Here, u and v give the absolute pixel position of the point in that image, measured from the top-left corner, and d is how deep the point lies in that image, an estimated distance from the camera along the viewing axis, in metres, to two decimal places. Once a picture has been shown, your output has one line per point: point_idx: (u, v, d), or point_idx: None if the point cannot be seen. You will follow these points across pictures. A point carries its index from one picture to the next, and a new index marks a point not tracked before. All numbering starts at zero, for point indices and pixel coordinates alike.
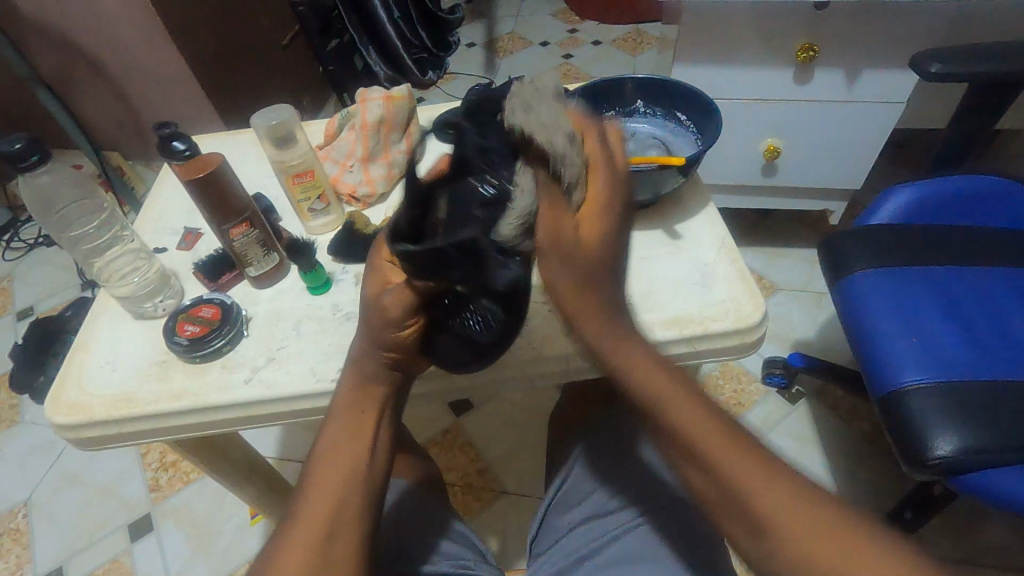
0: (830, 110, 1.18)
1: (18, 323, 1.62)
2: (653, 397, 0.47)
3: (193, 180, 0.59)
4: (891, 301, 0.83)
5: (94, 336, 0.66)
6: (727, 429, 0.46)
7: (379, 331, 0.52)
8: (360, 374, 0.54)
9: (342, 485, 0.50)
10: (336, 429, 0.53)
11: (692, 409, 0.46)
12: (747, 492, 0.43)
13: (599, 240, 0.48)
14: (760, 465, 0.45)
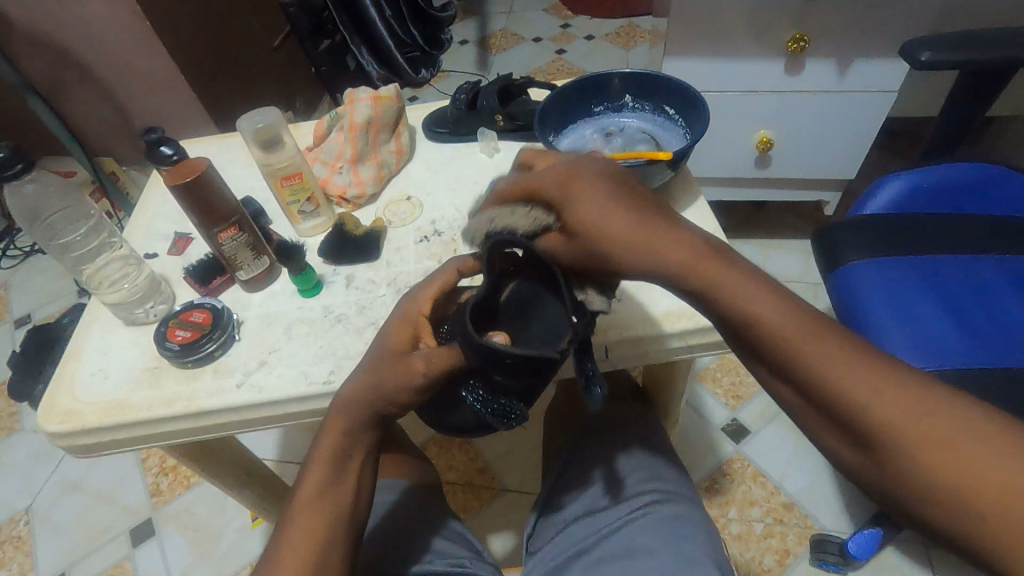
0: (822, 101, 1.18)
1: (15, 331, 1.63)
2: (731, 303, 0.39)
3: (179, 185, 0.59)
4: (886, 292, 0.83)
5: (86, 344, 0.66)
6: (829, 331, 0.37)
7: (392, 391, 0.50)
8: (343, 416, 0.52)
9: (320, 531, 0.49)
10: (315, 471, 0.51)
11: (779, 310, 0.38)
12: (851, 398, 0.36)
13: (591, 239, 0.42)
14: (880, 372, 0.36)
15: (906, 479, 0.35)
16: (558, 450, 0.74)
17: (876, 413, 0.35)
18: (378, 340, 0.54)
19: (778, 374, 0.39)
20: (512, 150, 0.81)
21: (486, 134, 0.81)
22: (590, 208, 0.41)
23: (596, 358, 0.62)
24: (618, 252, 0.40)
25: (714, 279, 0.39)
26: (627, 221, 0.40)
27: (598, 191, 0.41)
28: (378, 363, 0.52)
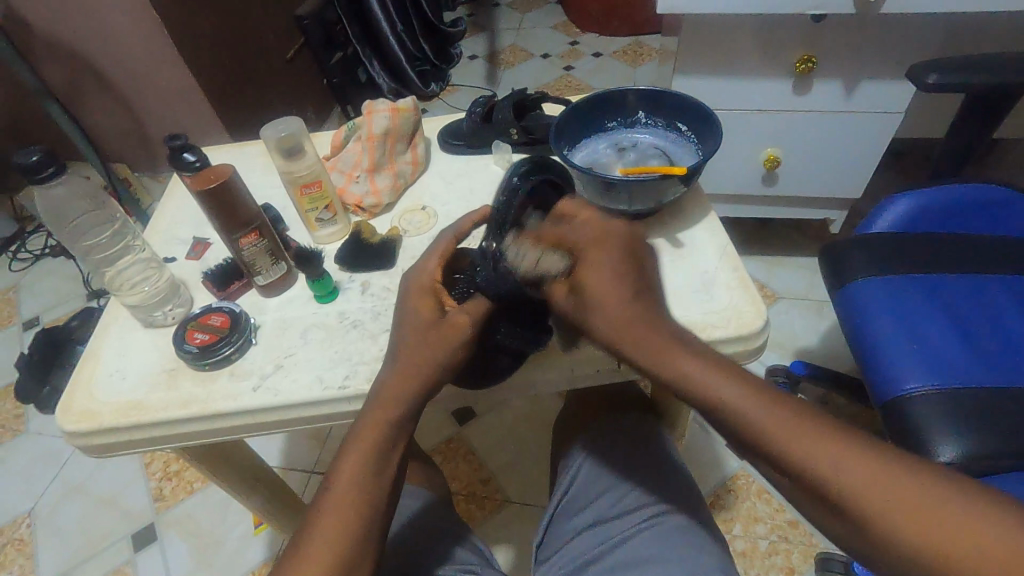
0: (828, 120, 1.20)
1: (24, 334, 1.64)
2: (685, 375, 0.46)
3: (204, 191, 0.60)
4: (894, 310, 0.84)
5: (104, 345, 0.67)
6: (796, 411, 0.42)
7: (443, 350, 0.53)
8: (386, 398, 0.53)
9: (354, 516, 0.49)
10: (356, 453, 0.51)
11: (731, 384, 0.44)
12: (830, 481, 0.39)
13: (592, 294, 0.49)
14: (830, 436, 0.40)
15: (874, 540, 0.37)
16: (567, 458, 0.74)
17: (840, 477, 0.38)
18: (398, 320, 0.57)
19: (754, 453, 0.43)
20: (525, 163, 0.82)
21: (501, 147, 0.83)
22: (604, 300, 0.49)
23: (608, 369, 0.62)
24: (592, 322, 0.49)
25: (653, 348, 0.47)
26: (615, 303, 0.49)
27: (603, 275, 0.50)
28: (415, 336, 0.54)
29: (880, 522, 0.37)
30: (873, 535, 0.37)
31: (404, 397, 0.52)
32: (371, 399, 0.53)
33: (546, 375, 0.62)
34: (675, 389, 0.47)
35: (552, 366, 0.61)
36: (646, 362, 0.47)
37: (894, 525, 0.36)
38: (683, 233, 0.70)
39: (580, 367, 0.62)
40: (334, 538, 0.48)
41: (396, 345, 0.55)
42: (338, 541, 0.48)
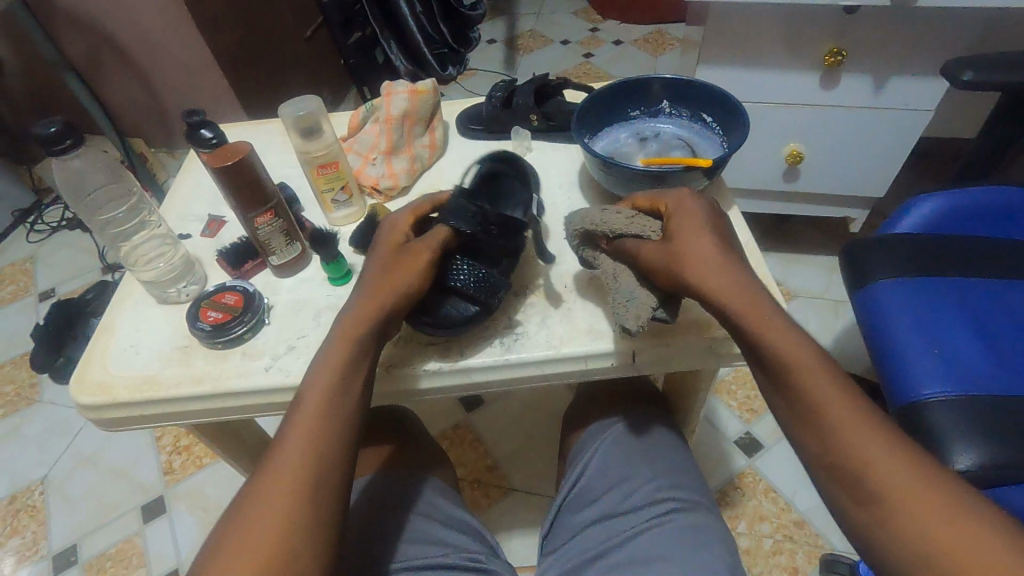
0: (855, 116, 1.17)
1: (40, 304, 1.66)
2: (763, 331, 0.47)
3: (221, 168, 0.59)
4: (915, 313, 0.82)
5: (119, 320, 0.67)
6: (863, 408, 0.44)
7: (405, 281, 0.55)
8: (351, 324, 0.53)
9: (317, 437, 0.47)
10: (322, 376, 0.50)
11: (805, 352, 0.46)
12: (881, 483, 0.40)
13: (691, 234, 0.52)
14: (883, 435, 0.42)
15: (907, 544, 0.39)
16: (576, 451, 0.74)
17: (892, 482, 0.40)
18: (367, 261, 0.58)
19: (809, 434, 0.44)
20: (543, 151, 0.81)
21: (519, 133, 0.81)
22: (695, 238, 0.51)
23: (622, 363, 0.61)
24: (686, 269, 0.50)
25: (759, 316, 0.48)
26: (711, 250, 0.50)
27: (694, 220, 0.53)
28: (380, 267, 0.56)
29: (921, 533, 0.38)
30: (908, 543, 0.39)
31: (365, 322, 0.53)
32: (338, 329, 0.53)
33: (559, 366, 0.61)
34: (761, 359, 0.48)
35: (565, 358, 0.60)
36: (753, 333, 0.48)
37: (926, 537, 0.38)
38: None
39: (595, 359, 0.60)
40: (296, 452, 0.46)
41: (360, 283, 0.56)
42: (300, 454, 0.46)
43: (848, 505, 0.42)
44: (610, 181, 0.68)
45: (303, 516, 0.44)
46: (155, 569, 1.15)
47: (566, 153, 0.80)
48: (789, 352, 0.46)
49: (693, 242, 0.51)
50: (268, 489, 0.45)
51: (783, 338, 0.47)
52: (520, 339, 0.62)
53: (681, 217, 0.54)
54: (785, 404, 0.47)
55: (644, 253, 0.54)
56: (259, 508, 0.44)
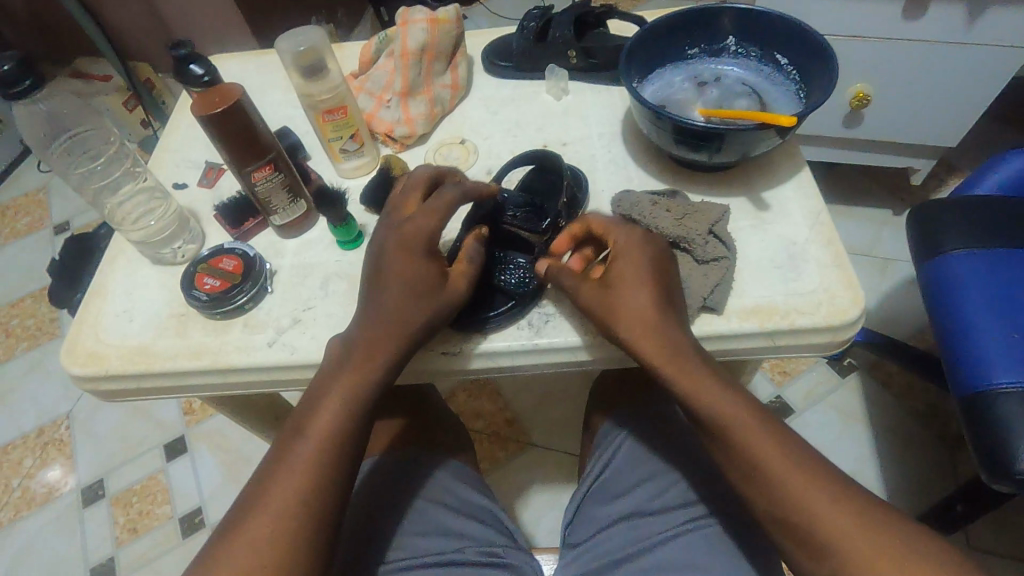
0: (939, 52, 1.01)
1: (55, 238, 1.62)
2: (697, 393, 0.45)
3: (210, 117, 0.51)
4: (994, 290, 0.72)
5: (112, 281, 0.61)
6: (809, 462, 0.43)
7: (447, 292, 0.49)
8: (378, 331, 0.48)
9: (335, 449, 0.45)
10: (346, 381, 0.47)
11: (740, 404, 0.45)
12: (838, 544, 0.40)
13: (618, 281, 0.48)
14: (830, 491, 0.42)
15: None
16: (602, 434, 0.68)
17: (852, 544, 0.40)
18: (372, 253, 0.51)
19: (753, 487, 0.43)
20: (580, 94, 0.71)
21: (556, 72, 0.71)
22: (631, 286, 0.47)
23: None
24: (622, 324, 0.47)
25: (683, 374, 0.46)
26: (649, 301, 0.47)
27: (633, 268, 0.48)
28: (404, 265, 0.49)
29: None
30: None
31: (395, 331, 0.48)
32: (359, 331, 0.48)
33: (595, 354, 0.54)
34: (694, 412, 0.46)
35: (602, 345, 0.53)
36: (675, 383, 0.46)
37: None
38: (768, 194, 0.59)
39: None
40: (312, 465, 0.44)
41: (374, 275, 0.50)
42: (313, 469, 0.44)
43: (802, 559, 0.42)
44: (661, 136, 0.58)
45: (301, 534, 0.43)
46: (179, 507, 1.16)
47: (607, 98, 0.70)
48: (719, 417, 0.44)
49: (635, 291, 0.47)
50: (278, 505, 0.43)
51: (714, 399, 0.45)
52: (553, 320, 0.55)
53: (623, 259, 0.49)
54: (726, 456, 0.45)
55: (582, 297, 0.49)
56: (269, 521, 0.42)
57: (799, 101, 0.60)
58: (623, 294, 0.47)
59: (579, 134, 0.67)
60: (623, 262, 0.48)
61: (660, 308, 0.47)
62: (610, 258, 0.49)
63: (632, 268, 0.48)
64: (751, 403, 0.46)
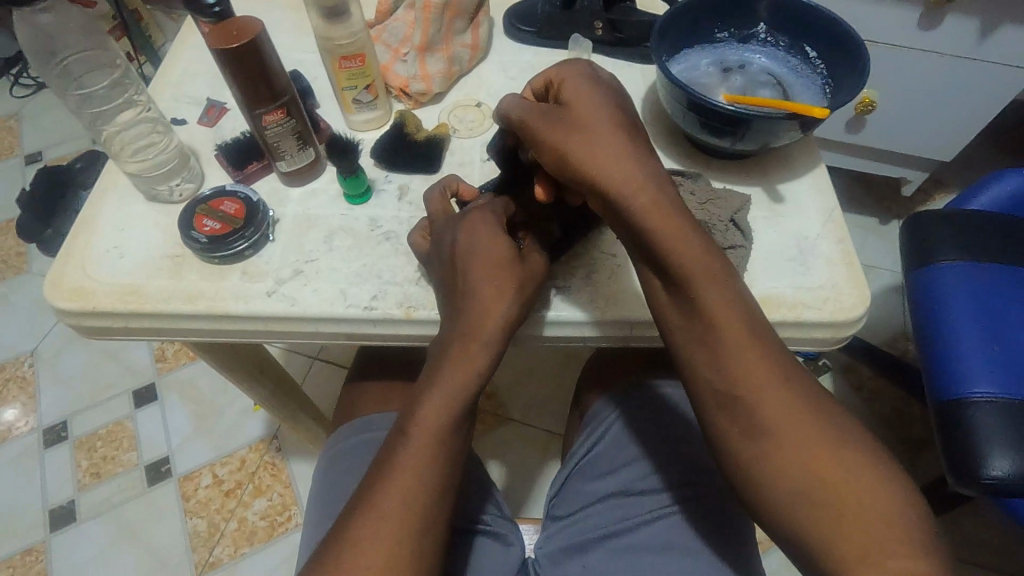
0: (947, 65, 1.00)
1: (26, 168, 1.54)
2: (674, 245, 0.43)
3: (227, 51, 0.48)
4: (978, 303, 0.73)
5: (101, 214, 0.58)
6: (767, 340, 0.43)
7: (523, 270, 0.49)
8: (480, 331, 0.46)
9: (447, 438, 0.45)
10: (456, 384, 0.46)
11: (737, 320, 0.43)
12: (779, 428, 0.41)
13: (587, 120, 0.45)
14: (795, 394, 0.42)
15: (779, 470, 0.40)
16: (592, 413, 0.68)
17: (803, 442, 0.40)
18: (460, 251, 0.49)
19: (704, 354, 0.43)
20: (602, 69, 0.69)
21: (580, 44, 0.69)
22: (586, 113, 0.45)
23: None
24: (577, 151, 0.44)
25: (660, 214, 0.43)
26: (607, 137, 0.44)
27: (587, 95, 0.46)
28: (485, 251, 0.48)
29: (802, 479, 0.40)
30: (784, 484, 0.40)
31: (495, 328, 0.46)
32: (460, 333, 0.47)
33: (602, 332, 0.54)
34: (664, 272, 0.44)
35: (608, 324, 0.54)
36: (643, 234, 0.43)
37: (804, 488, 0.40)
38: (784, 187, 0.59)
39: (642, 326, 0.53)
40: (432, 455, 0.45)
41: (462, 278, 0.48)
42: (435, 457, 0.45)
43: (733, 437, 0.42)
44: (683, 116, 0.57)
45: (413, 528, 0.43)
46: (146, 456, 1.13)
47: (628, 76, 0.69)
48: (694, 273, 0.43)
49: (589, 123, 0.45)
50: (400, 490, 0.44)
51: (687, 249, 0.43)
52: (562, 295, 0.54)
53: (571, 86, 0.47)
54: (698, 353, 0.44)
55: (532, 125, 0.47)
56: (394, 505, 0.43)
57: (824, 96, 0.59)
58: (595, 130, 0.45)
59: None
60: (587, 105, 0.46)
61: (639, 153, 0.45)
62: (572, 99, 0.46)
63: (604, 113, 0.46)
64: (719, 258, 0.44)
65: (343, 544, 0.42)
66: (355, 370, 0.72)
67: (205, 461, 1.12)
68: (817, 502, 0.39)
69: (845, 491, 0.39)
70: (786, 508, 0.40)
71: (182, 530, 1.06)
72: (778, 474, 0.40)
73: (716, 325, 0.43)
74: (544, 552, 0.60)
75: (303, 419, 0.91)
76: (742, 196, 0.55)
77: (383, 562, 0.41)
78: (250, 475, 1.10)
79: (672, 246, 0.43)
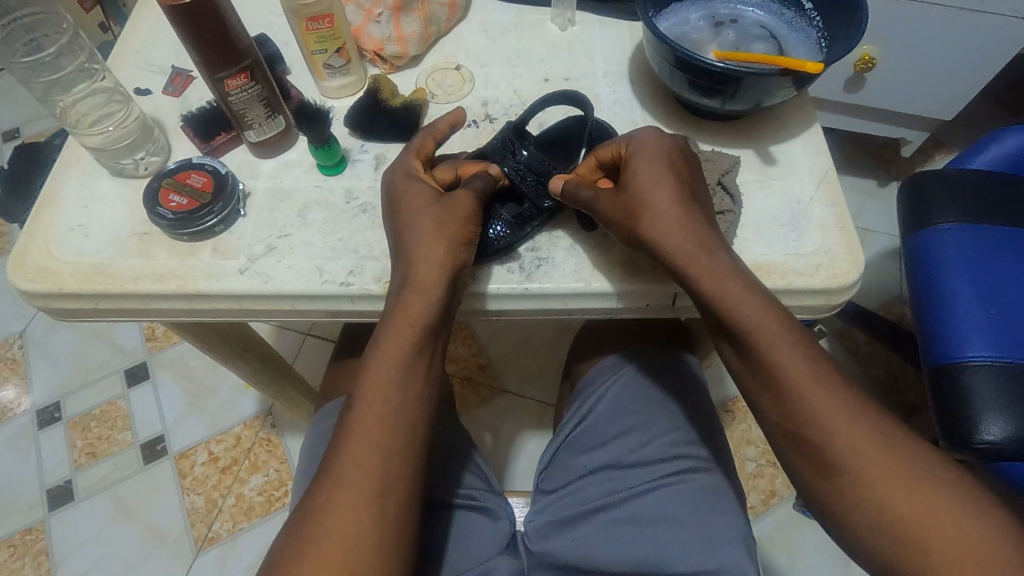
0: (951, 19, 0.95)
1: (4, 145, 1.49)
2: (725, 296, 0.44)
3: (178, 8, 0.45)
4: (975, 264, 0.71)
5: (65, 191, 0.56)
6: (812, 353, 0.43)
7: (457, 209, 0.47)
8: (418, 277, 0.46)
9: (398, 394, 0.44)
10: (398, 339, 0.45)
11: (793, 356, 0.43)
12: (838, 443, 0.41)
13: (649, 189, 0.46)
14: (843, 403, 0.42)
15: (844, 489, 0.41)
16: (583, 386, 0.67)
17: (850, 438, 0.41)
18: (387, 212, 0.50)
19: (770, 400, 0.43)
20: (589, 26, 0.66)
21: (564, 0, 0.66)
22: (652, 187, 0.46)
23: (659, 305, 0.52)
24: (646, 223, 0.46)
25: (708, 270, 0.45)
26: (666, 202, 0.46)
27: (649, 160, 0.47)
28: (412, 210, 0.48)
29: (861, 487, 0.40)
30: (845, 491, 0.41)
31: (433, 275, 0.46)
32: (402, 283, 0.47)
33: (586, 303, 0.52)
34: (714, 317, 0.45)
35: (592, 294, 0.52)
36: (703, 293, 0.45)
37: (863, 491, 0.40)
38: (777, 148, 0.56)
39: (624, 297, 0.52)
40: (385, 414, 0.44)
41: (401, 241, 0.48)
42: (389, 417, 0.44)
43: (793, 452, 0.43)
44: (670, 75, 0.54)
45: (382, 505, 0.42)
46: (141, 435, 1.13)
47: (615, 33, 0.65)
48: (748, 318, 0.44)
49: (651, 192, 0.46)
50: (360, 458, 0.43)
51: (744, 303, 0.44)
52: (545, 265, 0.53)
53: (638, 154, 0.48)
54: (759, 393, 0.44)
55: (600, 205, 0.48)
56: (354, 469, 0.42)
57: (819, 50, 0.56)
58: (657, 198, 0.46)
59: (584, 70, 0.63)
60: (649, 173, 0.46)
61: (694, 214, 0.46)
62: (634, 165, 0.47)
63: (664, 178, 0.46)
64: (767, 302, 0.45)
65: (309, 517, 0.41)
66: (342, 347, 0.70)
67: (200, 439, 1.12)
68: (892, 519, 0.39)
69: (915, 501, 0.39)
70: (849, 514, 0.41)
71: (181, 508, 1.06)
72: (845, 493, 0.41)
73: (767, 357, 0.43)
74: (534, 526, 0.60)
75: (292, 396, 0.89)
76: (733, 160, 0.53)
77: (344, 543, 0.40)
78: (246, 451, 1.10)
79: (721, 297, 0.44)
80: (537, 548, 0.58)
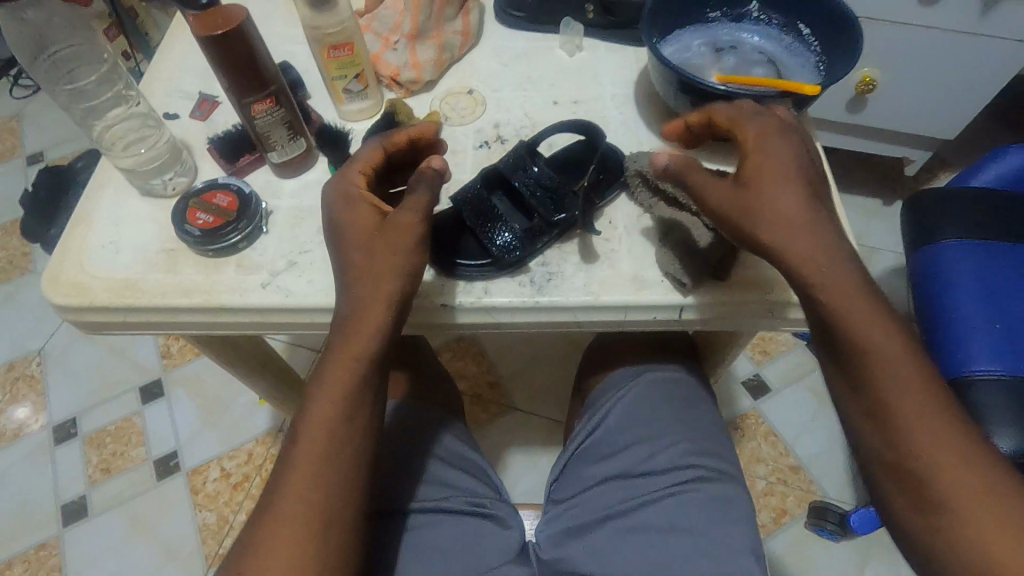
0: (949, 42, 0.98)
1: (29, 169, 1.54)
2: (852, 326, 0.42)
3: (212, 39, 0.48)
4: (981, 279, 0.72)
5: (97, 210, 0.59)
6: (938, 392, 0.42)
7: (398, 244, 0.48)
8: (363, 315, 0.47)
9: (339, 424, 0.45)
10: (339, 374, 0.46)
11: (917, 389, 0.41)
12: (948, 483, 0.40)
13: (781, 190, 0.44)
14: (956, 442, 0.40)
15: (947, 534, 0.40)
16: (594, 398, 0.68)
17: (961, 487, 0.39)
18: (333, 227, 0.51)
19: (886, 436, 0.42)
20: (596, 52, 0.69)
21: (572, 28, 0.69)
22: (774, 185, 0.44)
23: (666, 318, 0.54)
24: (762, 224, 0.44)
25: (846, 296, 0.43)
26: (794, 207, 0.44)
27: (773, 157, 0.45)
28: (359, 238, 0.49)
29: (970, 531, 0.39)
30: (950, 532, 0.39)
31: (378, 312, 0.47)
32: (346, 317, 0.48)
33: (596, 315, 0.54)
34: (839, 345, 0.43)
35: (602, 307, 0.54)
36: (829, 321, 0.43)
37: (975, 536, 0.38)
38: None
39: (632, 309, 0.54)
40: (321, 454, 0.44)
41: (349, 269, 0.49)
42: (328, 455, 0.44)
43: (898, 494, 0.42)
44: (675, 97, 0.57)
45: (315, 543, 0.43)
46: (155, 451, 1.14)
47: (621, 58, 0.68)
48: (875, 349, 0.42)
49: (773, 191, 0.44)
50: (298, 492, 0.43)
51: (882, 335, 0.42)
52: (555, 280, 0.54)
53: (761, 153, 0.46)
54: (873, 429, 0.43)
55: (712, 195, 0.46)
56: (293, 507, 0.43)
57: (818, 73, 0.59)
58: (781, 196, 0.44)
59: (592, 94, 0.66)
60: (777, 172, 0.45)
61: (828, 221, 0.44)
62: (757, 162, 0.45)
63: (796, 182, 0.45)
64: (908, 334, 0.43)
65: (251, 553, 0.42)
66: None
67: (213, 455, 1.13)
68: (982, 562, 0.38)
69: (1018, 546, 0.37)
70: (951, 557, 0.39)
71: (192, 523, 1.07)
72: (943, 535, 0.40)
73: (887, 387, 0.42)
74: (546, 535, 0.60)
75: None
76: None
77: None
78: (257, 467, 1.11)
79: (847, 322, 0.42)
80: (549, 556, 0.58)
